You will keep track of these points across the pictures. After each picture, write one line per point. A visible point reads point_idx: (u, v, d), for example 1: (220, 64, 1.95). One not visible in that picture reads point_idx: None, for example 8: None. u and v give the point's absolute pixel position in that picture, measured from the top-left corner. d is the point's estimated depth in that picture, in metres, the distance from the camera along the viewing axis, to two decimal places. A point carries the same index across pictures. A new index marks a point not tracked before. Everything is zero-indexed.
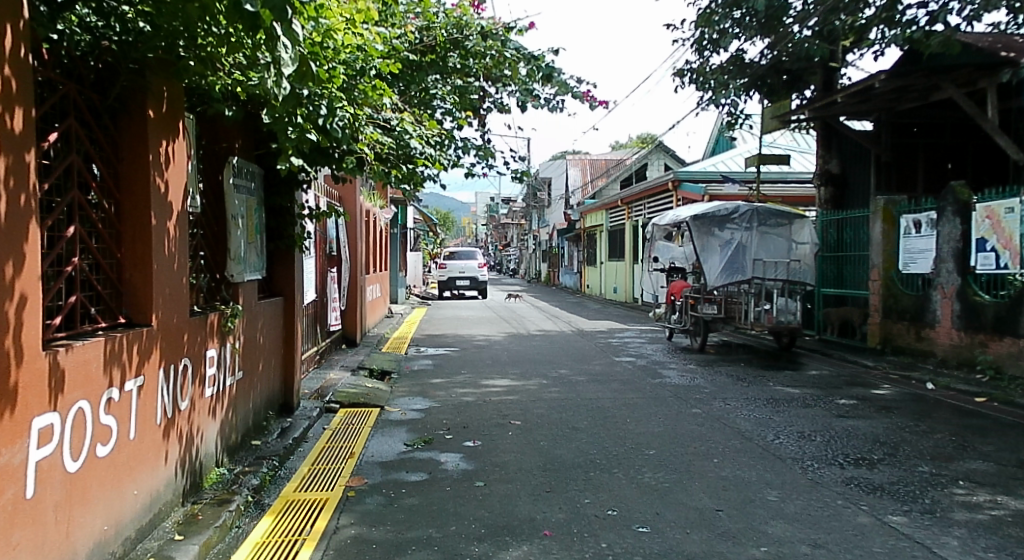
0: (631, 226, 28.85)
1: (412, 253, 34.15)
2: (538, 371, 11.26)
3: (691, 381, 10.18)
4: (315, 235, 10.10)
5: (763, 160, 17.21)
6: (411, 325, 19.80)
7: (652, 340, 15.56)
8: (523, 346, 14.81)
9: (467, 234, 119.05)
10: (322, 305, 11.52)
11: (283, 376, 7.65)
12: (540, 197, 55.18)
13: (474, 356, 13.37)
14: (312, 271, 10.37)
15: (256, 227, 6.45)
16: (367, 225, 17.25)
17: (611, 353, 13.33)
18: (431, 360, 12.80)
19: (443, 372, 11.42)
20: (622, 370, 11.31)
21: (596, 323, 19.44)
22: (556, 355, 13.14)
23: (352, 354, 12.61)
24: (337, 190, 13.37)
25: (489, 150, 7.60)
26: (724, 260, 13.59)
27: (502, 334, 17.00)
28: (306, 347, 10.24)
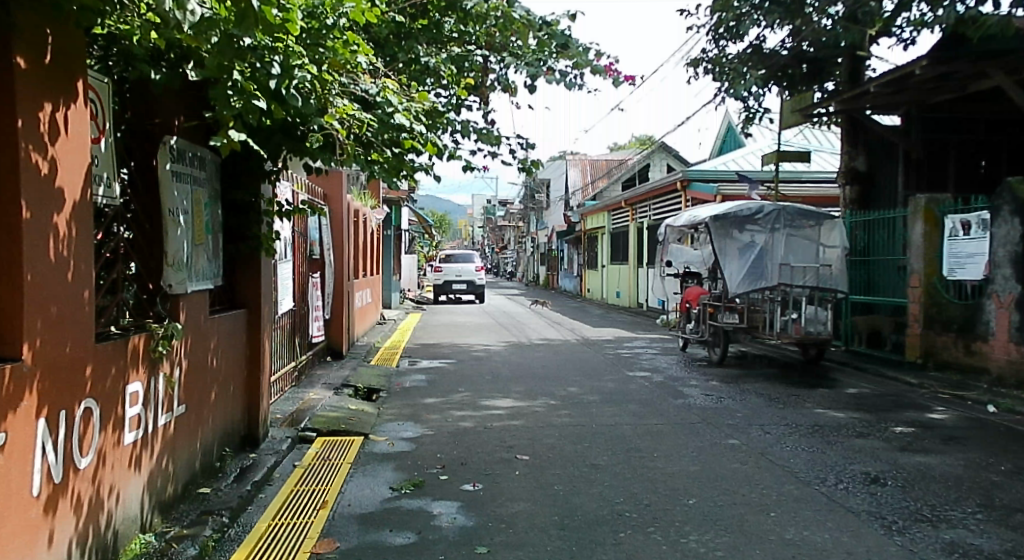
0: (636, 228, 27.66)
1: (407, 256, 32.95)
2: (544, 388, 10.10)
3: (718, 402, 9.00)
4: (290, 235, 8.93)
5: (783, 158, 16.03)
6: (404, 333, 18.59)
7: (664, 351, 14.36)
8: (526, 358, 13.60)
9: (463, 237, 117.92)
10: (302, 316, 10.33)
11: (245, 405, 6.42)
12: (538, 199, 54.07)
13: (472, 370, 12.16)
14: (289, 278, 9.17)
15: (205, 227, 5.24)
16: (357, 225, 16.09)
17: (623, 366, 12.16)
18: (425, 375, 11.62)
19: (438, 390, 10.20)
20: (638, 387, 10.14)
21: (602, 331, 18.27)
22: (562, 368, 11.96)
23: (337, 369, 11.40)
24: (321, 185, 12.29)
25: (493, 134, 6.33)
26: (747, 263, 12.28)
27: (502, 344, 15.78)
28: (281, 364, 9.04)
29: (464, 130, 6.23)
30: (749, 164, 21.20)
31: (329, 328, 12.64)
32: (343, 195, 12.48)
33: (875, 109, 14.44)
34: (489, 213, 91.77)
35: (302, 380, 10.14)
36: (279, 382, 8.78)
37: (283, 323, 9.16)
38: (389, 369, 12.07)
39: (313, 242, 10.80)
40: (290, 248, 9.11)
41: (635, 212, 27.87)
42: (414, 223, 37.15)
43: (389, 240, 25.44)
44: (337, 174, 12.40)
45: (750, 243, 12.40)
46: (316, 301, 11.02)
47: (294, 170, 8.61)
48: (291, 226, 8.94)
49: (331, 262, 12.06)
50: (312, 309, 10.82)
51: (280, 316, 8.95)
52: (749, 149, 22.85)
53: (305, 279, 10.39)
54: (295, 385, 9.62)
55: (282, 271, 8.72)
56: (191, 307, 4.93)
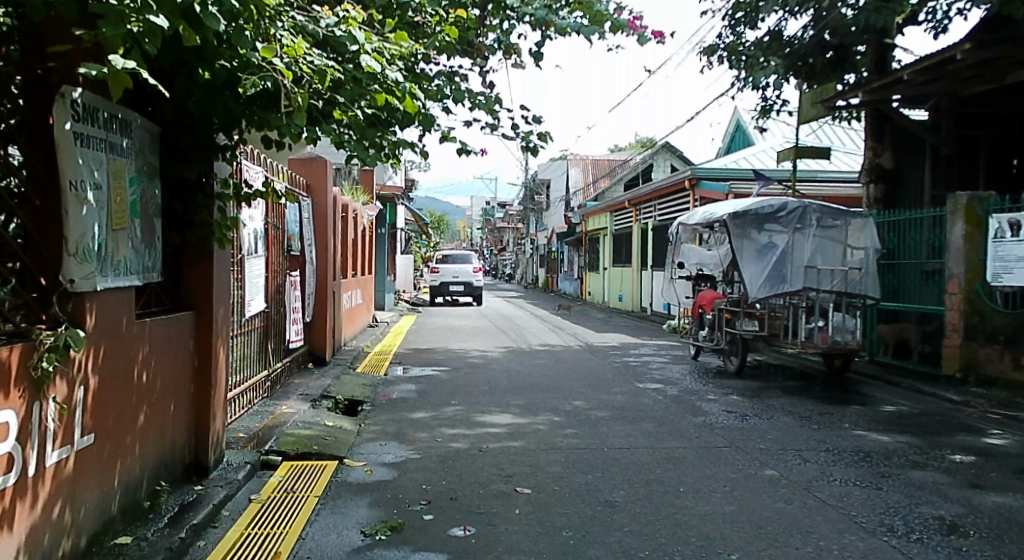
0: (640, 229, 26.62)
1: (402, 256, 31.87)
2: (546, 402, 9.04)
3: (744, 422, 7.94)
4: (258, 227, 7.88)
5: (802, 154, 14.96)
6: (396, 336, 17.51)
7: (674, 360, 13.29)
8: (526, 365, 12.54)
9: (461, 238, 116.86)
10: (277, 319, 9.26)
11: (191, 427, 5.37)
12: (538, 200, 53.07)
13: (467, 379, 11.08)
14: (260, 275, 8.13)
15: (130, 209, 4.21)
16: (345, 221, 15.02)
17: (632, 377, 11.09)
18: (414, 384, 10.56)
19: (428, 403, 9.12)
20: (651, 403, 9.08)
21: (606, 336, 17.24)
22: (566, 379, 10.89)
23: (319, 378, 10.31)
24: (302, 173, 11.27)
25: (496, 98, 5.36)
26: (769, 265, 11.18)
27: (500, 350, 14.71)
28: (249, 373, 7.97)
29: (455, 94, 5.20)
30: (761, 162, 20.13)
31: (311, 331, 11.56)
32: (328, 186, 11.46)
33: (903, 100, 13.35)
34: (488, 214, 90.66)
35: (275, 390, 9.06)
36: (245, 394, 7.70)
37: (252, 327, 8.09)
38: (376, 377, 11.00)
39: (290, 237, 9.74)
40: (261, 240, 8.09)
41: (639, 213, 26.82)
42: (411, 222, 36.09)
43: (383, 238, 24.37)
44: (321, 162, 11.38)
45: (773, 245, 11.32)
46: (294, 301, 9.97)
47: (260, 151, 7.57)
48: (259, 213, 7.91)
49: (312, 259, 11.01)
50: (290, 310, 9.77)
51: (249, 318, 7.88)
52: (760, 147, 21.77)
53: (281, 276, 9.33)
54: (267, 397, 8.55)
55: (251, 266, 7.68)
56: (107, 309, 3.91)
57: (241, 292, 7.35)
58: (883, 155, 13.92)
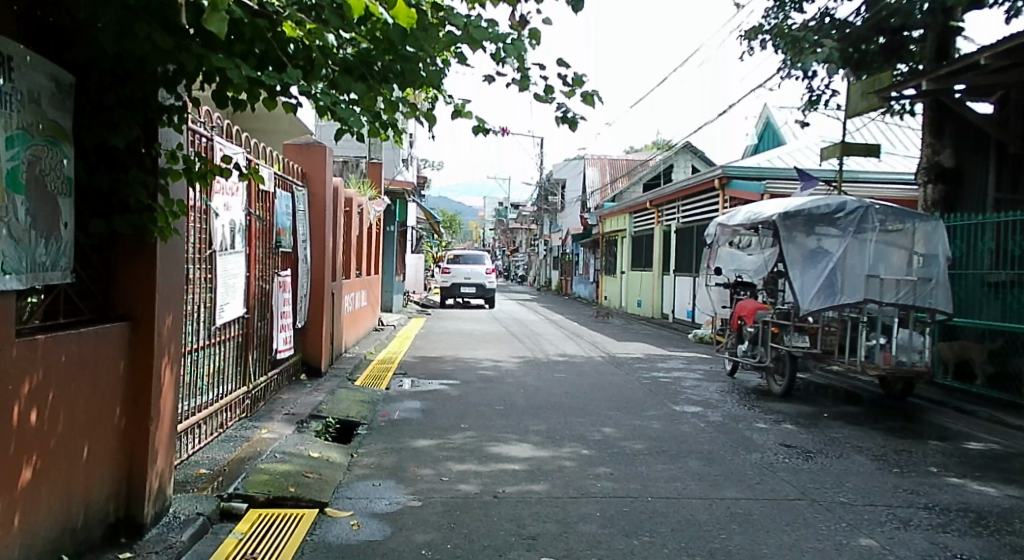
0: (662, 231, 25.30)
1: (412, 256, 30.66)
2: (572, 429, 7.78)
3: (809, 464, 6.65)
4: (234, 217, 6.62)
5: (850, 151, 13.61)
6: (402, 342, 16.27)
7: (708, 378, 11.98)
8: (545, 380, 11.26)
9: (473, 238, 115.73)
10: (262, 326, 8.02)
11: (120, 473, 4.11)
12: (553, 200, 51.86)
13: (478, 396, 9.82)
14: (238, 275, 6.89)
15: (6, 179, 3.14)
16: (349, 217, 13.80)
17: (666, 398, 9.81)
18: (419, 402, 9.30)
19: (433, 428, 7.83)
20: (692, 433, 7.81)
21: (629, 346, 15.95)
22: (591, 399, 9.61)
23: (311, 394, 9.05)
24: (298, 161, 10.02)
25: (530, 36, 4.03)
26: (822, 274, 9.81)
27: (515, 360, 13.43)
28: (224, 391, 6.72)
29: (468, 38, 3.95)
30: (796, 161, 18.77)
31: (305, 339, 10.31)
32: (327, 174, 10.23)
33: (967, 92, 11.95)
34: (500, 215, 89.38)
35: (257, 409, 7.80)
36: (216, 417, 6.43)
37: (229, 337, 6.84)
38: (377, 392, 9.74)
39: (279, 230, 8.48)
40: (241, 233, 6.85)
41: (661, 215, 25.50)
42: (422, 220, 34.85)
43: (392, 237, 23.16)
44: (320, 148, 10.10)
45: (826, 253, 9.94)
46: (284, 304, 8.73)
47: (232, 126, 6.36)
48: (238, 201, 6.67)
49: (305, 256, 9.78)
50: (279, 314, 8.53)
51: (225, 326, 6.62)
52: (793, 146, 20.43)
53: (267, 275, 8.08)
54: (247, 418, 7.30)
55: (226, 263, 6.40)
56: None
57: (211, 294, 6.09)
58: (944, 153, 12.53)
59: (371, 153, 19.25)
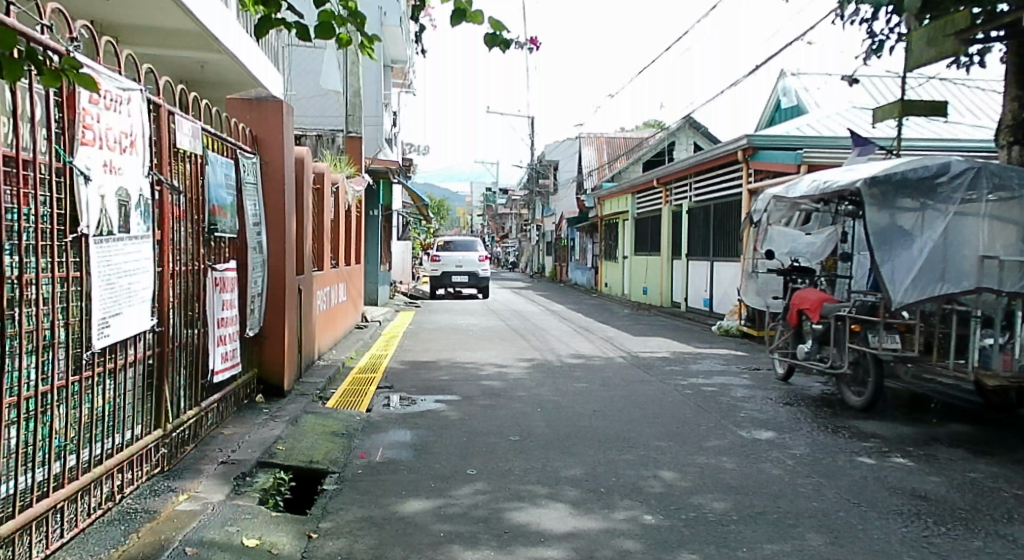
0: (670, 212, 23.12)
1: (399, 243, 28.51)
2: (619, 477, 5.68)
3: (979, 536, 4.56)
4: (129, 183, 4.52)
5: (912, 110, 11.49)
6: (389, 343, 14.16)
7: (760, 385, 9.88)
8: (564, 392, 9.15)
9: (461, 225, 113.52)
10: (191, 340, 5.88)
11: None
12: (546, 183, 49.80)
13: (484, 419, 7.71)
14: (144, 267, 4.78)
15: None
16: (324, 199, 11.65)
17: (725, 419, 7.71)
18: (409, 433, 7.17)
19: (429, 479, 5.67)
20: (782, 477, 5.72)
21: (650, 344, 13.88)
22: (629, 423, 7.51)
23: (266, 425, 6.88)
24: (248, 121, 7.92)
25: None
26: (918, 259, 7.73)
27: (522, 365, 11.32)
28: (123, 440, 4.62)
29: None
30: (828, 128, 16.64)
31: (262, 349, 8.13)
32: (282, 137, 8.08)
33: None
34: (488, 201, 86.84)
35: (185, 455, 5.67)
36: (106, 482, 4.32)
37: (132, 361, 4.72)
38: (355, 419, 7.60)
39: (211, 208, 6.34)
40: (144, 212, 4.74)
41: (668, 194, 23.32)
42: (409, 205, 32.61)
43: (375, 222, 20.95)
44: (275, 105, 7.97)
45: (919, 237, 7.86)
46: (222, 307, 6.58)
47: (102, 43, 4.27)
48: (132, 164, 4.55)
49: (258, 244, 7.64)
50: (215, 322, 6.40)
51: (120, 348, 4.50)
52: (821, 113, 18.23)
53: (194, 269, 5.94)
54: (167, 473, 5.19)
55: (110, 254, 4.26)
56: None
57: (83, 304, 3.99)
58: None
59: (350, 127, 17.02)
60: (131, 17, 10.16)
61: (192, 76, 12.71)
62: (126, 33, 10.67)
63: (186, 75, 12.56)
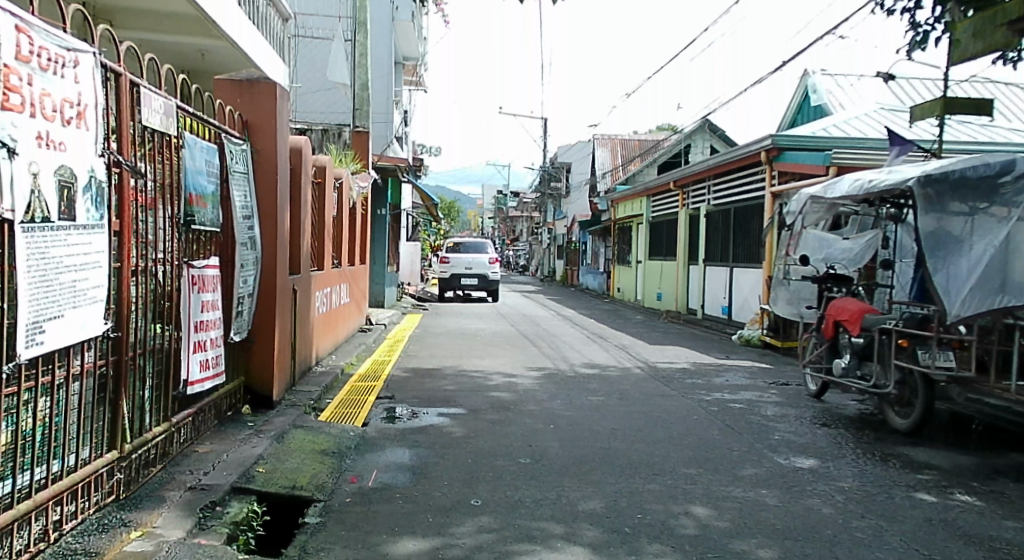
0: (687, 215, 22.31)
1: (408, 244, 27.82)
2: (645, 516, 4.95)
3: None
4: (77, 159, 3.86)
5: (953, 107, 10.69)
6: (393, 347, 13.45)
7: (791, 402, 9.11)
8: (579, 408, 8.41)
9: (472, 227, 112.75)
10: (161, 345, 5.18)
11: None
12: (558, 185, 49.06)
13: (490, 438, 6.98)
14: (97, 260, 4.10)
15: None
16: (325, 194, 10.94)
17: (758, 442, 6.96)
18: (408, 453, 6.44)
19: (426, 512, 4.95)
20: (834, 519, 4.97)
21: (668, 354, 13.13)
22: (652, 445, 6.77)
23: (249, 442, 6.16)
24: (240, 104, 7.23)
25: None
26: (976, 265, 6.95)
27: (533, 374, 10.58)
28: (63, 466, 3.97)
29: None
30: (858, 129, 15.78)
31: (250, 355, 7.40)
32: (276, 123, 7.37)
33: None
34: (499, 203, 86.10)
35: (150, 477, 4.98)
36: (34, 519, 3.70)
37: (78, 373, 4.05)
38: (350, 435, 6.88)
39: (188, 197, 5.65)
40: (97, 195, 4.05)
41: (685, 197, 22.51)
42: (418, 205, 31.93)
43: (383, 221, 20.24)
44: (270, 87, 7.28)
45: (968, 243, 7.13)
46: (202, 309, 5.87)
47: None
48: (81, 139, 3.87)
49: (247, 239, 6.93)
50: (193, 325, 5.70)
51: (59, 357, 3.86)
52: (848, 114, 17.41)
53: (166, 265, 5.25)
54: (122, 501, 4.51)
55: (45, 244, 3.63)
56: None
57: None
58: None
59: (357, 121, 16.35)
60: (123, 1, 9.50)
61: (193, 65, 12.07)
62: (121, 17, 10.03)
63: (186, 64, 11.91)
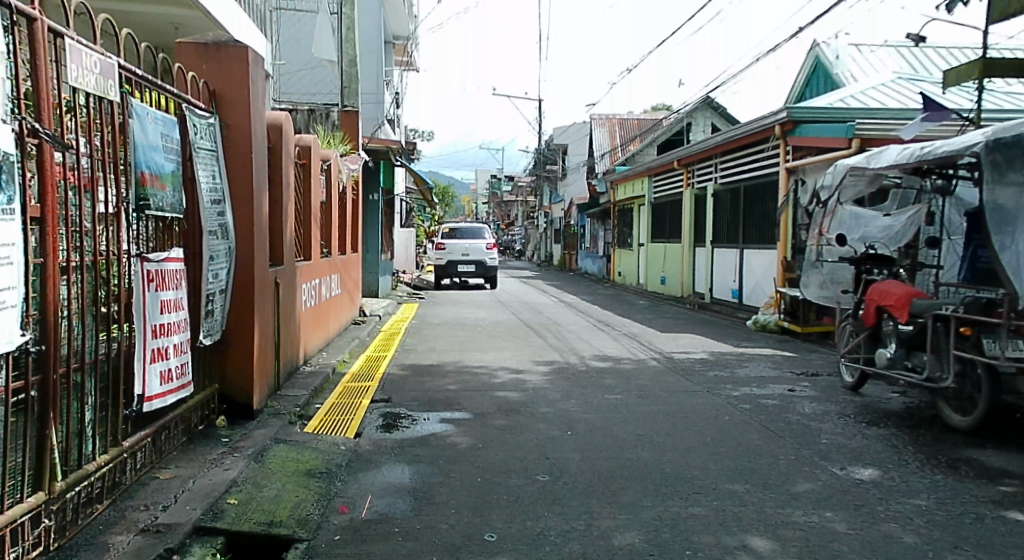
0: (692, 196, 21.41)
1: (401, 230, 26.90)
2: (695, 552, 4.11)
3: None
4: None
5: (994, 69, 9.79)
6: (388, 341, 12.58)
7: (828, 396, 8.26)
8: (596, 409, 7.56)
9: (465, 212, 111.76)
10: (105, 355, 4.31)
11: None
12: (553, 168, 48.13)
13: (499, 449, 6.12)
14: (10, 257, 3.24)
15: None
16: (312, 176, 10.04)
17: (806, 448, 6.12)
18: (407, 471, 5.59)
19: (432, 553, 4.10)
20: (921, 550, 4.15)
21: (683, 343, 12.29)
22: (685, 454, 5.93)
23: (221, 463, 5.28)
24: (206, 74, 6.34)
25: None
26: None
27: (541, 370, 9.72)
28: None
29: None
30: (877, 100, 14.87)
31: (224, 360, 6.50)
32: (248, 93, 6.46)
33: None
34: (493, 188, 85.02)
35: (94, 517, 4.11)
36: None
37: None
38: (340, 450, 6.01)
39: (139, 176, 4.79)
40: None
41: (689, 176, 21.61)
42: (411, 190, 30.99)
43: (375, 207, 19.33)
44: (240, 54, 6.38)
45: None
46: (162, 310, 4.99)
47: None
48: None
49: (218, 227, 6.04)
50: (150, 329, 4.82)
51: None
52: (864, 84, 16.51)
53: (111, 257, 4.39)
54: (53, 553, 3.67)
55: None
56: None
57: None
58: None
59: (345, 100, 15.46)
60: None
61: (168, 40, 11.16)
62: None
63: (160, 37, 11.01)
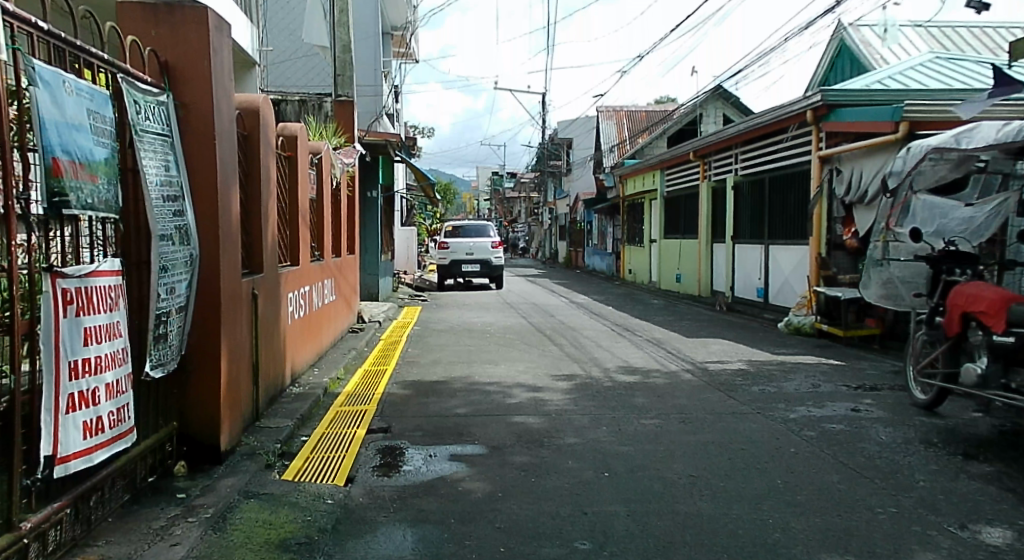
0: (709, 188, 20.19)
1: (403, 229, 25.69)
2: None
3: None
4: None
5: None
6: (388, 351, 11.39)
7: (900, 418, 7.07)
8: (632, 439, 6.37)
9: (467, 210, 110.48)
10: None
11: None
12: (558, 163, 46.90)
13: (523, 498, 4.94)
14: None
15: None
16: (301, 169, 8.89)
17: (902, 494, 4.94)
18: (410, 534, 4.41)
19: None
20: None
21: (715, 350, 11.09)
22: (756, 505, 4.76)
23: (170, 535, 4.11)
24: (158, 45, 5.16)
25: None
26: None
27: (562, 386, 8.54)
28: None
29: None
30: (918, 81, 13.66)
31: (185, 394, 5.30)
32: (211, 64, 5.25)
33: None
34: (495, 183, 83.95)
35: None
36: None
37: None
38: (326, 505, 4.83)
39: (50, 162, 3.58)
40: None
41: (706, 168, 20.39)
42: (412, 188, 29.77)
43: (374, 205, 18.13)
44: (200, 18, 5.17)
45: None
46: (87, 341, 3.80)
47: None
48: None
49: (173, 229, 4.84)
50: (68, 368, 3.65)
51: None
52: (899, 65, 15.30)
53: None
54: None
55: None
56: None
57: None
58: None
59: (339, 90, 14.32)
60: None
61: None
62: None
63: None
